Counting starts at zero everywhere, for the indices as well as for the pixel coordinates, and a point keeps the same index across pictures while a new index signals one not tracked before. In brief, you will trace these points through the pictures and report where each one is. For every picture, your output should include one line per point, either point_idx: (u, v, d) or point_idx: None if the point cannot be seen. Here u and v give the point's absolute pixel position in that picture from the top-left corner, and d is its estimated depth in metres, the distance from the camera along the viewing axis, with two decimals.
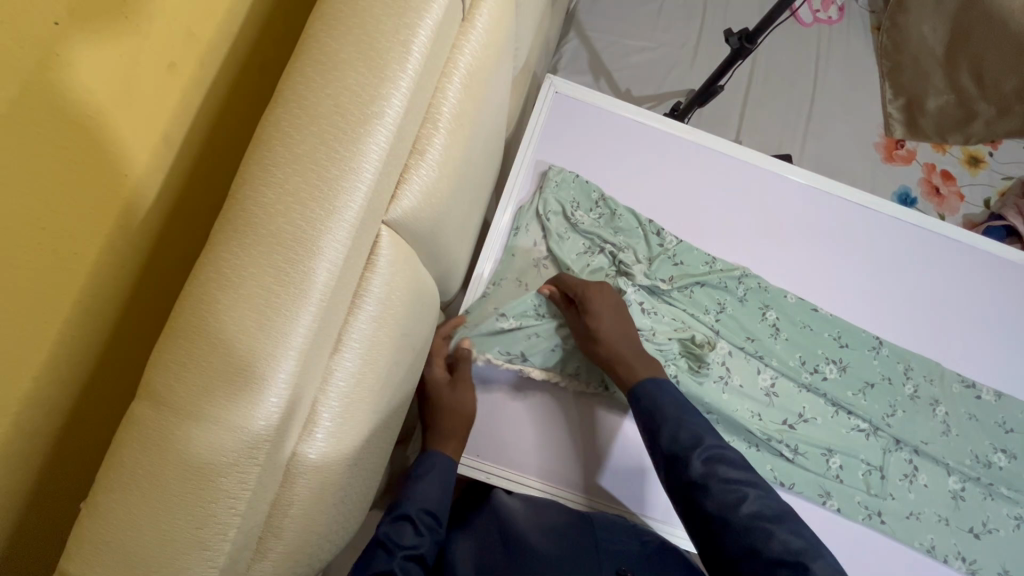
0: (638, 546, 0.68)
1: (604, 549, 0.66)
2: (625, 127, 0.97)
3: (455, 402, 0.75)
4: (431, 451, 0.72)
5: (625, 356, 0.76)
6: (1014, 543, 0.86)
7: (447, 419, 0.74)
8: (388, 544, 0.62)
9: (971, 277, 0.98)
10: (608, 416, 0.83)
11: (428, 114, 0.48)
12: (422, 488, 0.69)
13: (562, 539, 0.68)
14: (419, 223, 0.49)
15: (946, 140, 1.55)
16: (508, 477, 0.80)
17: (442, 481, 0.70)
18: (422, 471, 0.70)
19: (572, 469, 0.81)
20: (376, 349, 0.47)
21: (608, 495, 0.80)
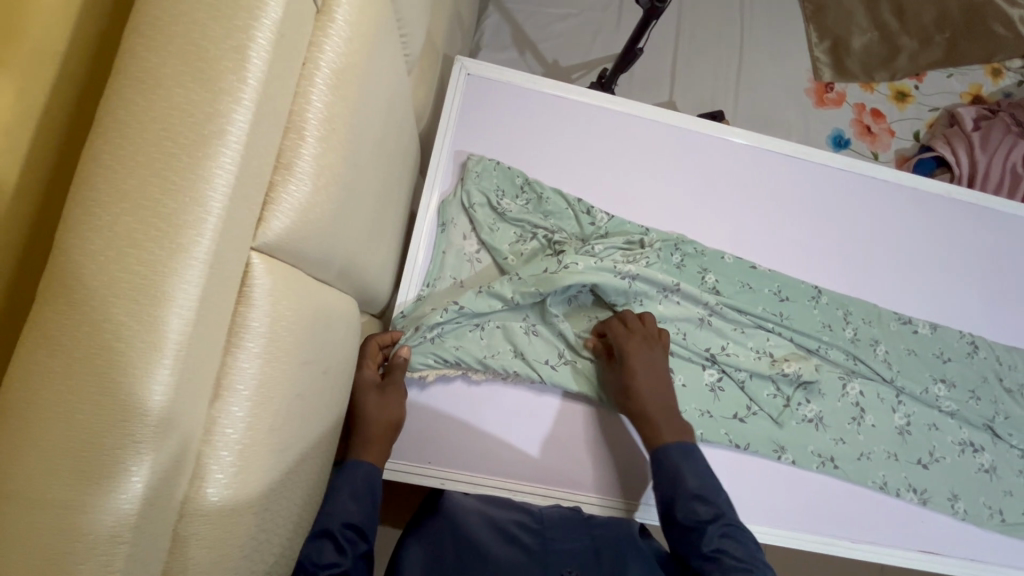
0: (587, 544, 0.73)
1: (550, 557, 0.71)
2: (543, 103, 0.94)
3: (380, 409, 0.71)
4: (355, 459, 0.68)
5: (652, 415, 0.75)
6: (961, 467, 0.89)
7: (375, 425, 0.70)
8: (305, 565, 0.57)
9: (900, 215, 1.00)
10: (557, 403, 0.82)
11: (292, 123, 0.44)
12: (345, 499, 0.64)
13: (515, 549, 0.72)
14: (300, 243, 0.46)
15: (872, 78, 1.56)
16: (462, 480, 0.77)
17: (367, 489, 0.67)
18: (343, 480, 0.66)
19: (543, 463, 0.79)
20: (271, 385, 0.43)
21: (565, 483, 0.79)
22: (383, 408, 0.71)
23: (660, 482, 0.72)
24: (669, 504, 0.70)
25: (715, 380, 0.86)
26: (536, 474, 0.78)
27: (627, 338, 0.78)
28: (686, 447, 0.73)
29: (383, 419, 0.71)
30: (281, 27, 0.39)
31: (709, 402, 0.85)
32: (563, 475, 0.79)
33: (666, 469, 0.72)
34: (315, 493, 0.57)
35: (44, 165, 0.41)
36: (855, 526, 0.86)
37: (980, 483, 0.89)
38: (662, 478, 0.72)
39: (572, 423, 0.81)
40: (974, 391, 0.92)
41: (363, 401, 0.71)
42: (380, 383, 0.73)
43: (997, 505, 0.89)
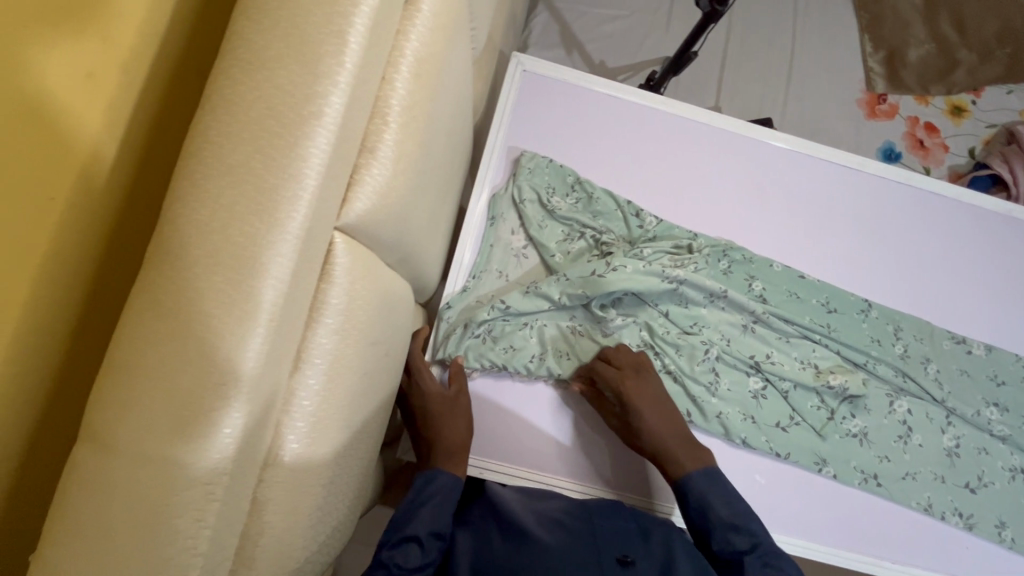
0: (637, 532, 0.70)
1: (602, 536, 0.68)
2: (597, 102, 0.93)
3: (452, 415, 0.74)
4: (440, 469, 0.71)
5: (671, 449, 0.73)
6: (1010, 495, 0.86)
7: (452, 429, 0.73)
8: (390, 566, 0.62)
9: (958, 232, 0.97)
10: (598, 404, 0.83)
11: (377, 108, 0.46)
12: (429, 508, 0.67)
13: (559, 530, 0.69)
14: (377, 224, 0.47)
15: (928, 91, 1.52)
16: (502, 471, 0.79)
17: (451, 492, 0.70)
18: (428, 491, 0.69)
19: (580, 460, 0.81)
20: (344, 361, 0.45)
21: (604, 482, 0.81)
22: (456, 412, 0.74)
23: (690, 514, 0.70)
24: (704, 536, 0.69)
25: (758, 388, 0.85)
26: (574, 470, 0.81)
27: (620, 378, 0.76)
28: (709, 471, 0.72)
29: (459, 421, 0.74)
30: (377, 14, 0.41)
31: (751, 410, 0.84)
32: (599, 475, 0.81)
33: (694, 501, 0.70)
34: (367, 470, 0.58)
35: (143, 138, 0.43)
36: (899, 546, 0.84)
37: None
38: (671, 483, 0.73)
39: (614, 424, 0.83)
40: None
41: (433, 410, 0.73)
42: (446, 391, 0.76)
43: None
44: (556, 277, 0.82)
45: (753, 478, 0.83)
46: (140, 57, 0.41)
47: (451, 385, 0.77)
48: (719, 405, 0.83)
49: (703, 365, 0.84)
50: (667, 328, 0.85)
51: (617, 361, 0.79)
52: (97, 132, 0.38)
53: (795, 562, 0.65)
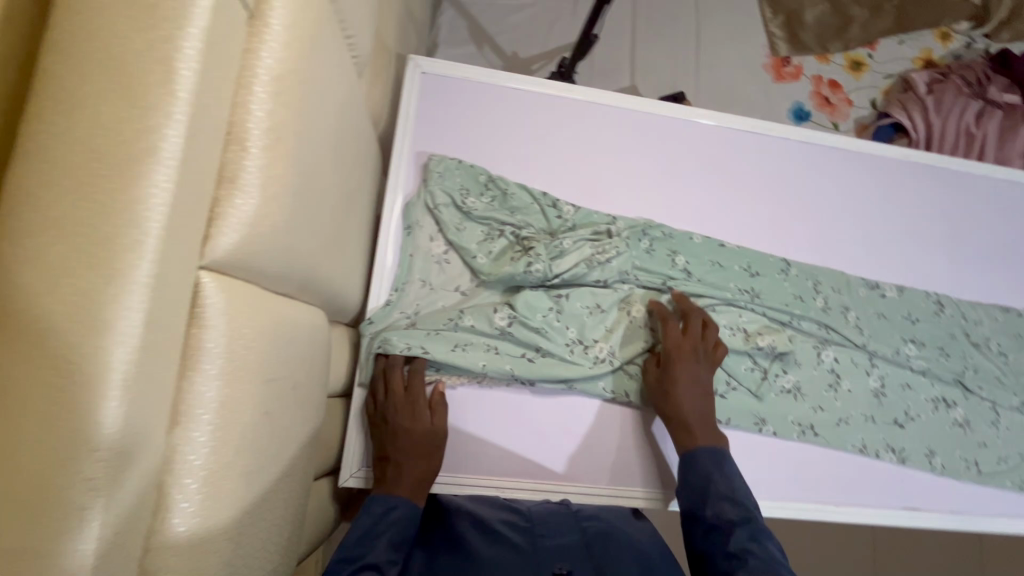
0: (579, 543, 0.75)
1: (542, 546, 0.74)
2: (502, 98, 0.93)
3: (424, 447, 0.75)
4: (399, 498, 0.72)
5: (690, 422, 0.77)
6: (935, 424, 0.92)
7: (426, 465, 0.74)
8: None
9: (861, 182, 1.01)
10: (538, 399, 0.84)
11: (233, 134, 0.43)
12: (386, 537, 0.68)
13: (500, 550, 0.73)
14: (252, 257, 0.44)
15: (828, 49, 1.60)
16: (453, 482, 0.80)
17: (408, 522, 0.71)
18: (387, 521, 0.69)
19: (526, 460, 0.82)
20: (236, 406, 0.42)
21: (557, 475, 0.82)
22: (434, 449, 0.75)
23: (691, 481, 0.75)
24: (698, 503, 0.74)
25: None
26: (519, 470, 0.81)
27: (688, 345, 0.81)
28: (716, 452, 0.76)
29: (435, 457, 0.76)
30: (210, 35, 0.38)
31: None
32: (550, 469, 0.82)
33: (697, 469, 0.75)
34: (293, 510, 0.56)
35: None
36: (839, 489, 0.88)
37: (956, 437, 0.92)
38: (692, 478, 0.75)
39: (561, 417, 0.84)
40: (943, 347, 0.95)
41: (407, 437, 0.74)
42: (428, 422, 0.76)
43: (973, 457, 0.92)
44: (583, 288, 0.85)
45: None
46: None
47: (433, 419, 0.77)
48: None
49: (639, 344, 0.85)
50: (592, 311, 0.85)
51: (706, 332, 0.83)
52: None
53: (780, 544, 0.68)
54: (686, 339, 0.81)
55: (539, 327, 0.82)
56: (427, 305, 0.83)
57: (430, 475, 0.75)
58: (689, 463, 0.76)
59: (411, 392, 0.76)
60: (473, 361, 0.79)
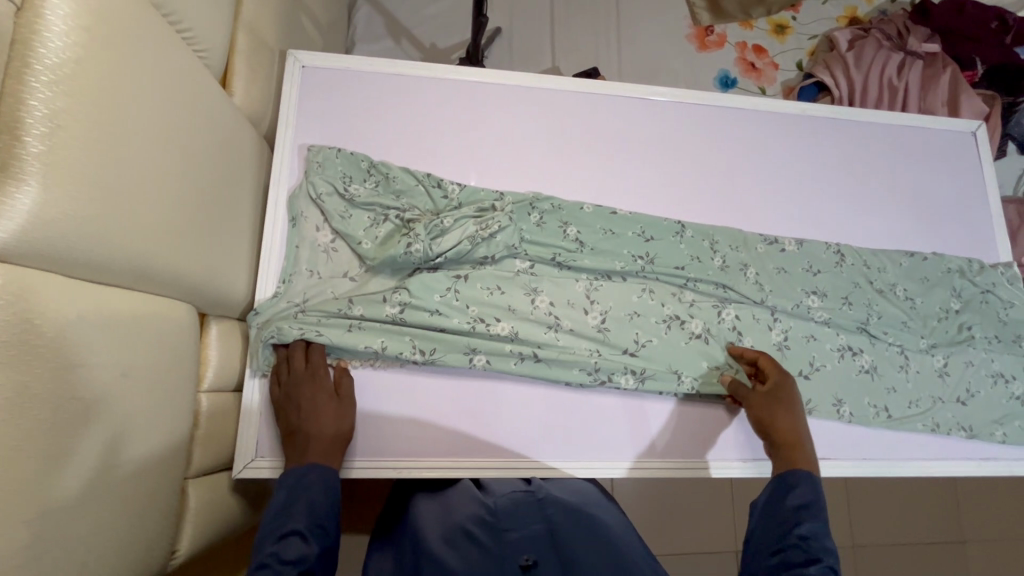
0: (544, 530, 0.71)
1: (505, 542, 0.69)
2: (385, 84, 0.93)
3: (331, 416, 0.76)
4: (312, 465, 0.73)
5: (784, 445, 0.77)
6: (841, 372, 0.92)
7: (337, 434, 0.76)
8: (271, 562, 0.62)
9: (758, 140, 1.02)
10: (452, 376, 0.84)
11: (6, 125, 0.44)
12: (302, 504, 0.69)
13: (466, 552, 0.68)
14: (40, 246, 0.45)
15: (750, 15, 1.60)
16: (367, 463, 0.81)
17: (328, 486, 0.72)
18: (302, 486, 0.70)
19: (447, 436, 0.83)
20: (27, 391, 0.44)
21: (499, 449, 0.84)
22: (343, 418, 0.77)
23: (784, 499, 0.70)
24: (787, 521, 0.67)
25: (600, 323, 0.88)
26: (440, 447, 0.83)
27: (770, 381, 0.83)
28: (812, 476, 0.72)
29: (346, 427, 0.77)
30: None
31: (597, 343, 0.87)
32: (488, 444, 0.84)
33: (798, 491, 0.70)
34: (139, 496, 0.57)
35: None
36: (744, 445, 0.89)
37: (863, 384, 0.92)
38: (788, 495, 0.70)
39: (501, 395, 0.85)
40: (847, 297, 0.95)
41: (310, 408, 0.75)
42: (333, 392, 0.77)
43: (882, 403, 0.92)
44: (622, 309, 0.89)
45: (600, 409, 0.87)
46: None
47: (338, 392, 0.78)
48: (565, 345, 0.86)
49: (535, 316, 0.85)
50: (493, 291, 0.85)
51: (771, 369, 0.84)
52: None
53: None
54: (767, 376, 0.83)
55: (429, 307, 0.82)
56: (315, 293, 0.83)
57: (343, 442, 0.77)
58: (787, 483, 0.71)
59: (312, 367, 0.77)
60: (370, 344, 0.80)
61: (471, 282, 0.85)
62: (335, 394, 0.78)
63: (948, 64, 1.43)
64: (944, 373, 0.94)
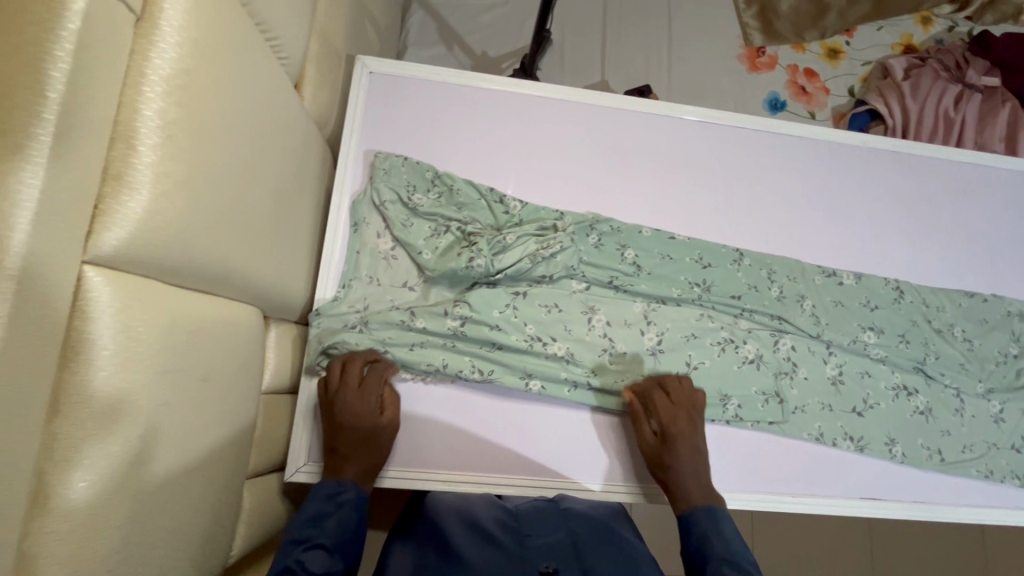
0: (568, 540, 0.75)
1: (530, 548, 0.73)
2: (449, 95, 0.94)
3: (372, 438, 0.76)
4: (349, 483, 0.74)
5: (687, 483, 0.77)
6: (895, 412, 0.90)
7: (376, 455, 0.76)
8: (296, 571, 0.64)
9: (817, 170, 1.01)
10: (506, 396, 0.84)
11: (120, 133, 0.44)
12: (334, 520, 0.70)
13: (491, 552, 0.72)
14: (143, 252, 0.45)
15: (803, 38, 1.58)
16: (416, 476, 0.80)
17: (358, 507, 0.73)
18: (337, 502, 0.72)
19: (493, 454, 0.82)
20: (127, 399, 0.44)
21: (543, 468, 0.83)
22: (382, 441, 0.76)
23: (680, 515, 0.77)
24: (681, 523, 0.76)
25: (654, 343, 0.87)
26: (487, 464, 0.82)
27: (669, 412, 0.80)
28: (713, 510, 0.76)
29: (382, 450, 0.77)
30: (80, 37, 0.39)
31: (649, 367, 0.86)
32: (529, 464, 0.82)
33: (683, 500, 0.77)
34: (211, 503, 0.58)
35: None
36: (796, 480, 0.87)
37: (917, 425, 0.90)
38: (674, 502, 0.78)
39: (543, 419, 0.84)
40: (904, 335, 0.93)
41: (355, 429, 0.75)
42: (377, 415, 0.76)
43: (935, 445, 0.90)
44: (666, 331, 0.88)
45: None
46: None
47: (382, 412, 0.77)
48: (619, 370, 0.85)
49: (592, 338, 0.86)
50: (551, 310, 0.85)
51: (673, 397, 0.81)
52: None
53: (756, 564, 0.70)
54: (664, 401, 0.80)
55: (489, 325, 0.82)
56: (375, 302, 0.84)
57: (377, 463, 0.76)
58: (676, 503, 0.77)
59: (364, 387, 0.76)
60: (429, 362, 0.80)
61: (529, 300, 0.85)
62: (381, 418, 0.77)
63: (1008, 100, 1.41)
64: (1000, 420, 0.93)
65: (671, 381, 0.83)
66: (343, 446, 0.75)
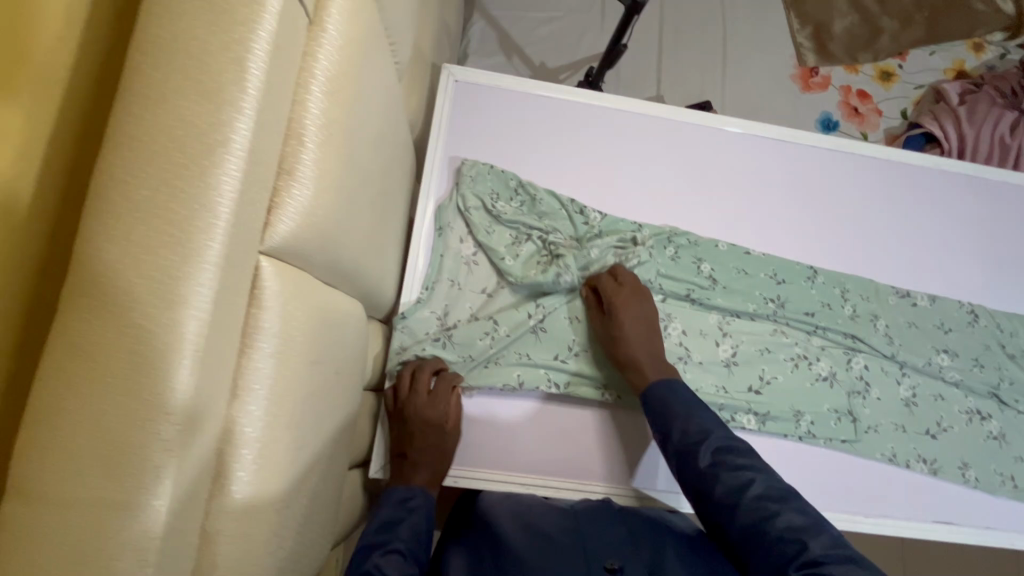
0: (627, 537, 0.72)
1: (590, 547, 0.69)
2: (531, 105, 0.96)
3: (438, 446, 0.77)
4: (418, 489, 0.73)
5: (641, 363, 0.79)
6: (968, 436, 0.90)
7: (442, 464, 0.77)
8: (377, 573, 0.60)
9: (889, 191, 1.01)
10: (585, 407, 0.86)
11: (291, 130, 0.46)
12: (407, 524, 0.68)
13: (551, 551, 0.69)
14: (304, 246, 0.47)
15: (856, 60, 1.59)
16: (497, 480, 0.82)
17: (427, 514, 0.72)
18: (408, 509, 0.71)
19: (571, 462, 0.84)
20: (286, 387, 0.45)
21: (619, 478, 0.85)
22: (447, 450, 0.78)
23: (654, 418, 0.75)
24: (665, 434, 0.74)
25: (730, 356, 0.88)
26: (565, 471, 0.84)
27: (616, 292, 0.82)
28: (671, 383, 0.77)
29: (447, 458, 0.78)
30: (276, 38, 0.41)
31: (723, 379, 0.87)
32: (604, 474, 0.84)
33: (656, 402, 0.76)
34: (326, 493, 0.59)
35: (62, 168, 0.41)
36: (870, 500, 0.87)
37: (991, 450, 0.90)
38: (650, 411, 0.76)
39: (619, 430, 0.86)
40: (977, 359, 0.94)
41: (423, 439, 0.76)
42: (443, 426, 0.77)
43: (1008, 471, 0.90)
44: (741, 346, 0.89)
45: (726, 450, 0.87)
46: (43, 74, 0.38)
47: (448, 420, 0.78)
48: (693, 380, 0.86)
49: (669, 350, 0.87)
50: None
51: (621, 279, 0.84)
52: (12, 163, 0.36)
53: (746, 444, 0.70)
54: (614, 284, 0.83)
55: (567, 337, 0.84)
56: (455, 304, 0.85)
57: (442, 469, 0.78)
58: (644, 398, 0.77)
59: (434, 396, 0.77)
60: (512, 372, 0.82)
61: None
62: (445, 427, 0.78)
63: None
64: None
65: (626, 273, 0.85)
66: (411, 453, 0.76)
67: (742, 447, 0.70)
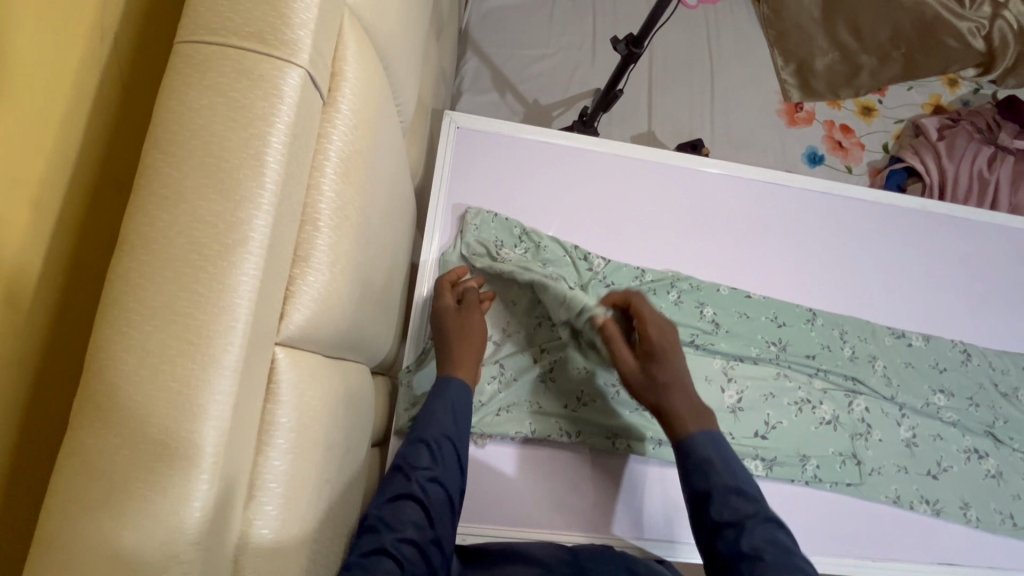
0: None
1: None
2: (532, 151, 0.96)
3: (459, 322, 0.79)
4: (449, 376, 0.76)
5: (678, 407, 0.74)
6: (967, 476, 0.91)
7: (462, 333, 0.78)
8: (405, 468, 0.68)
9: (881, 232, 1.04)
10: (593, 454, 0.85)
11: (306, 214, 0.45)
12: (441, 410, 0.73)
13: None
14: (318, 330, 0.46)
15: (838, 96, 1.64)
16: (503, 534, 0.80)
17: (464, 397, 0.74)
18: (442, 390, 0.74)
19: (581, 511, 0.83)
20: (300, 479, 0.44)
21: (629, 527, 0.83)
22: (467, 323, 0.79)
23: (692, 477, 0.70)
24: (705, 498, 0.68)
25: (735, 402, 0.88)
26: (574, 522, 0.82)
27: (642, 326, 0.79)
28: (711, 434, 0.72)
29: (472, 334, 0.79)
30: (294, 131, 0.40)
31: (729, 426, 0.87)
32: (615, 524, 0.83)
33: (698, 460, 0.70)
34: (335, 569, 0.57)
35: (63, 266, 0.39)
36: (874, 543, 0.87)
37: (989, 489, 0.91)
38: (692, 470, 0.70)
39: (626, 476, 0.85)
40: (972, 398, 0.95)
41: (442, 322, 0.79)
42: (457, 307, 0.81)
43: (1007, 510, 0.91)
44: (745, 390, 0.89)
45: None
46: (53, 174, 0.37)
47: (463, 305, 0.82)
48: None
49: None
50: None
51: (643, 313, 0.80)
52: (18, 268, 0.35)
53: (792, 534, 0.65)
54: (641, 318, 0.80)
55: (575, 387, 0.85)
56: None
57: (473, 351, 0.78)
58: (684, 450, 0.71)
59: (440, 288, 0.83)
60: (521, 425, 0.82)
61: None
62: (461, 308, 0.81)
63: None
64: None
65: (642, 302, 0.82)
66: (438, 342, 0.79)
67: (791, 537, 0.64)
